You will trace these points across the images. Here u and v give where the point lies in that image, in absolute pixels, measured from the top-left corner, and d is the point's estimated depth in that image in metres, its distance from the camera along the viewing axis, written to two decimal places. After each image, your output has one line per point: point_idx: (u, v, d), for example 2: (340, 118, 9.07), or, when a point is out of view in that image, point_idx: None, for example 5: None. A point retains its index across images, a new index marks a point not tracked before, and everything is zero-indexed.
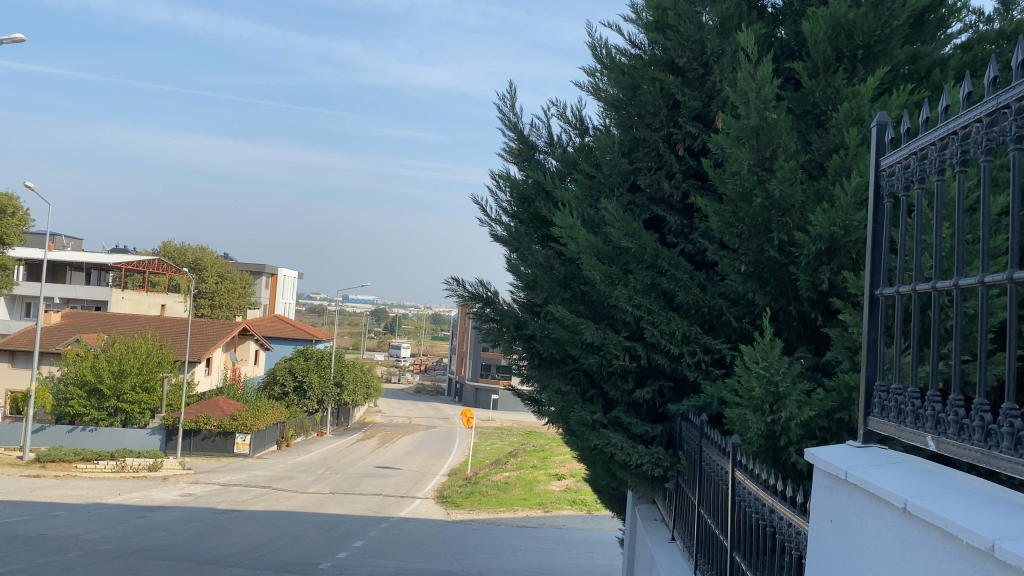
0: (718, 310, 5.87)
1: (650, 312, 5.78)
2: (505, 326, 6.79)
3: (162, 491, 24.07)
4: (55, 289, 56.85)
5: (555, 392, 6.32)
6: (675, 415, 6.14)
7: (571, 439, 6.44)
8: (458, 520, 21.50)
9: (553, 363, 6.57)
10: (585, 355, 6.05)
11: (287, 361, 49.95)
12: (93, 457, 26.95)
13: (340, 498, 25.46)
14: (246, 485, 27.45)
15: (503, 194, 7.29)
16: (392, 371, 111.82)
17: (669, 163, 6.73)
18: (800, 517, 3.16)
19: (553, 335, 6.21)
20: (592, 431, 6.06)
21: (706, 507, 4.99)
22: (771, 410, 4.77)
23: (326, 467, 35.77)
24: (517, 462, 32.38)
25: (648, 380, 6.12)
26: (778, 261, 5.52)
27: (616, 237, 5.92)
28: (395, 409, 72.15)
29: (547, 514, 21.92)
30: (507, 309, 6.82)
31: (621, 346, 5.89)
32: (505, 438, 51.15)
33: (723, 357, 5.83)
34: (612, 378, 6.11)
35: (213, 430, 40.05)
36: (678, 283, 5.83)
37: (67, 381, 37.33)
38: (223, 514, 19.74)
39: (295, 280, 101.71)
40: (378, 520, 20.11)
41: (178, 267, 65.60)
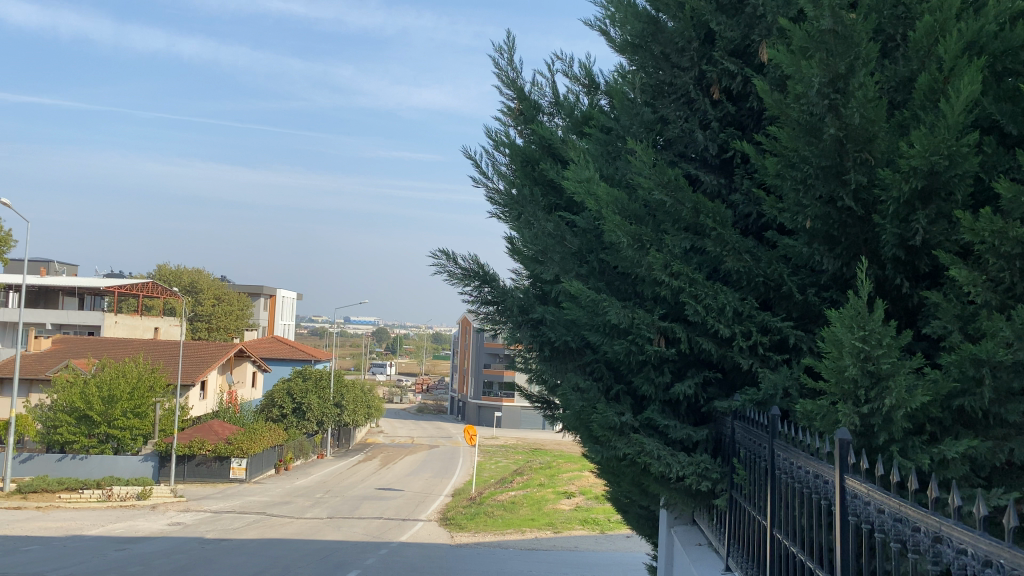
0: (776, 279, 4.65)
1: (692, 282, 4.57)
2: (507, 310, 5.57)
3: (148, 521, 22.70)
4: (48, 314, 55.65)
5: (573, 389, 5.10)
6: (723, 415, 4.94)
7: (591, 448, 5.21)
8: (462, 543, 20.18)
9: (568, 356, 5.38)
10: (608, 341, 4.85)
11: (284, 382, 48.63)
12: (77, 486, 25.60)
13: (337, 523, 24.08)
14: (239, 512, 26.09)
15: (501, 157, 6.09)
16: (394, 391, 110.23)
17: (701, 109, 5.60)
18: (981, 539, 1.97)
19: (568, 318, 5.02)
20: (619, 437, 4.84)
21: (782, 529, 3.76)
22: (866, 399, 3.58)
23: (325, 490, 34.41)
24: (524, 480, 31.02)
25: (688, 372, 4.92)
26: (851, 212, 4.40)
27: (643, 192, 4.75)
28: (398, 429, 70.60)
29: (558, 534, 20.61)
30: (510, 291, 5.62)
31: (655, 327, 4.69)
32: (509, 457, 49.65)
33: (785, 338, 4.65)
34: (642, 370, 4.90)
35: (207, 456, 38.70)
36: (725, 245, 4.65)
37: (55, 408, 36.04)
38: (210, 543, 18.42)
39: (294, 300, 100.56)
40: (377, 546, 18.78)
41: (173, 290, 64.32)
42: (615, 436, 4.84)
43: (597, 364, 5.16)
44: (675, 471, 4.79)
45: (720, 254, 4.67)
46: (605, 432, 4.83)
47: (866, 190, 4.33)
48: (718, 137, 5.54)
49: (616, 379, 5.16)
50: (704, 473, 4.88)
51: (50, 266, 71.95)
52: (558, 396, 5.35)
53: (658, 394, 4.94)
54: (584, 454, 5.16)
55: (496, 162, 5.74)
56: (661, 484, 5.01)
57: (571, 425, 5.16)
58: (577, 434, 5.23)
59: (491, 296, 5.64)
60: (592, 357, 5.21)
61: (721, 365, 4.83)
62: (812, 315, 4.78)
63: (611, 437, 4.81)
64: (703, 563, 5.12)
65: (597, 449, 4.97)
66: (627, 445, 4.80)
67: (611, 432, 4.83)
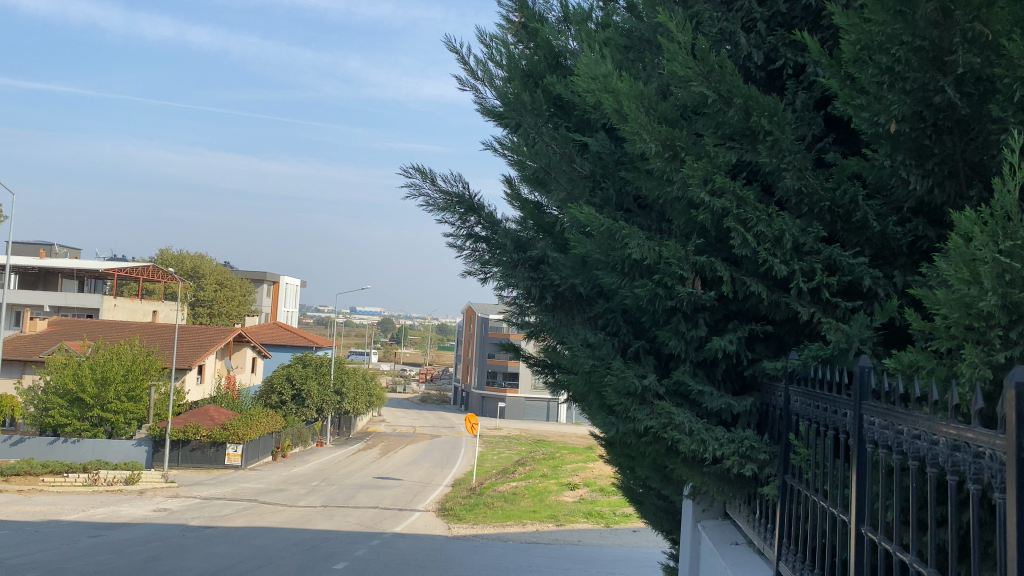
0: (848, 205, 3.58)
1: (740, 202, 3.49)
2: (502, 248, 4.53)
3: (133, 507, 21.74)
4: (46, 296, 54.86)
5: (582, 343, 4.07)
6: (773, 379, 3.87)
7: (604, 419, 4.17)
8: (459, 535, 19.13)
9: (574, 307, 4.36)
10: (626, 284, 3.79)
11: (285, 367, 47.68)
12: (63, 469, 24.68)
13: (331, 512, 23.07)
14: (230, 499, 25.13)
15: (497, 68, 5.00)
16: (398, 382, 109.20)
17: (747, 5, 4.48)
18: None
19: (576, 254, 3.97)
20: (641, 406, 3.83)
21: (876, 533, 2.67)
22: (1005, 347, 2.46)
23: (322, 478, 33.45)
24: (526, 471, 30.00)
25: (730, 324, 3.86)
26: (953, 108, 3.29)
27: (676, 88, 3.66)
28: (400, 418, 69.62)
29: (561, 528, 19.52)
30: (505, 225, 4.58)
31: (689, 264, 3.61)
32: (512, 447, 48.59)
33: (858, 279, 3.58)
34: (670, 322, 3.84)
35: (203, 441, 37.80)
36: (781, 157, 3.58)
37: (48, 390, 35.14)
38: (192, 531, 17.41)
39: (297, 287, 99.86)
40: (369, 537, 17.75)
41: (174, 274, 63.42)
42: (632, 404, 3.81)
43: (612, 315, 4.13)
44: (709, 449, 3.75)
45: (775, 170, 3.61)
46: (619, 399, 3.80)
47: (975, 81, 3.23)
48: (766, 43, 4.49)
49: (635, 335, 4.11)
50: (748, 454, 3.83)
51: (50, 249, 71.16)
52: (562, 355, 4.29)
53: (687, 352, 3.90)
54: (594, 429, 4.11)
55: (491, 68, 4.64)
56: (692, 466, 3.98)
57: (577, 391, 4.14)
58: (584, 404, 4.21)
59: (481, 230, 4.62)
60: (604, 309, 4.18)
61: (772, 315, 3.76)
62: (890, 252, 3.73)
63: (628, 407, 3.79)
64: (742, 565, 4.05)
65: (609, 422, 3.93)
66: (650, 416, 3.80)
67: (626, 398, 3.81)
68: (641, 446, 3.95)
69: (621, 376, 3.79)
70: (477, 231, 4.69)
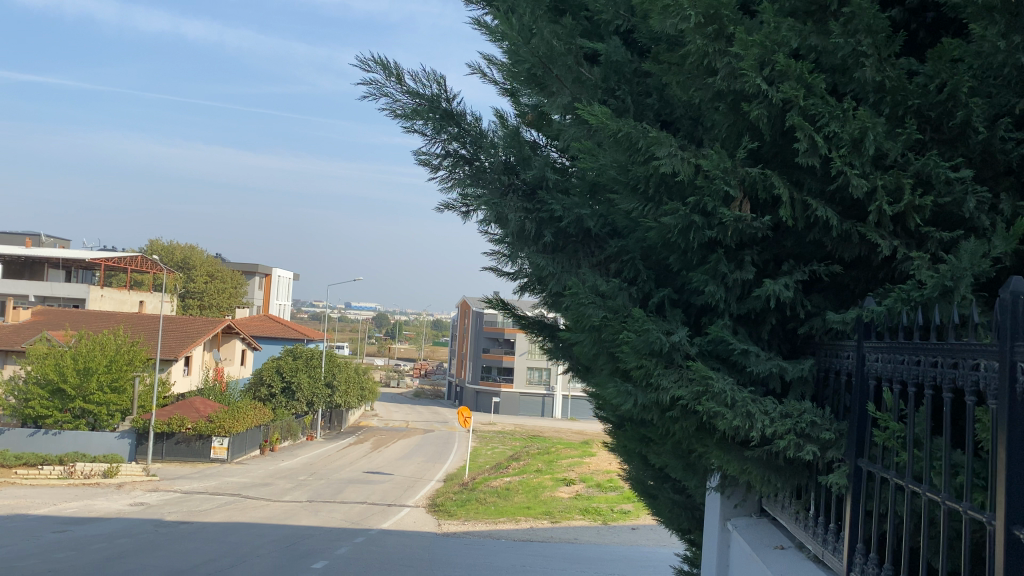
0: (947, 103, 2.68)
1: (808, 92, 2.60)
2: (492, 175, 3.94)
3: (109, 501, 20.81)
4: (32, 286, 53.81)
5: (591, 291, 3.20)
6: (841, 339, 2.98)
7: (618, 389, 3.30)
8: (449, 532, 18.22)
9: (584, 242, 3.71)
10: (649, 210, 2.92)
11: (274, 359, 46.69)
12: (37, 461, 23.73)
13: (316, 507, 22.14)
14: (212, 492, 24.21)
15: None
16: (392, 376, 108.30)
17: None
18: None
19: (584, 172, 3.10)
20: (666, 371, 2.97)
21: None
22: None
23: (310, 472, 32.55)
24: (520, 466, 29.18)
25: (784, 264, 2.99)
26: None
27: None
28: (393, 413, 68.70)
29: (556, 525, 18.64)
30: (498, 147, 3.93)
31: (737, 180, 2.72)
32: (506, 442, 47.73)
33: (961, 202, 2.69)
34: (709, 259, 2.95)
35: (188, 433, 36.84)
36: (861, 38, 2.68)
37: (28, 381, 34.11)
38: (166, 527, 16.48)
39: (290, 280, 98.92)
40: (353, 533, 16.84)
41: (163, 265, 62.39)
42: (653, 368, 2.94)
43: (629, 256, 3.29)
44: (757, 428, 2.88)
45: (850, 59, 2.72)
46: (635, 359, 2.95)
47: None
48: None
49: (656, 281, 3.26)
50: (806, 435, 2.95)
51: (38, 238, 70.10)
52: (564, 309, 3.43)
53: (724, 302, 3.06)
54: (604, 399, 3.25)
55: None
56: (730, 448, 3.14)
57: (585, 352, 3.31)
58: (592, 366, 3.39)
59: (462, 151, 3.97)
60: (619, 247, 3.35)
61: (840, 253, 2.90)
62: (993, 170, 2.83)
63: (650, 371, 2.93)
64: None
65: (624, 391, 3.06)
66: (679, 384, 2.94)
67: (649, 358, 2.94)
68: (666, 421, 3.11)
69: (642, 329, 2.93)
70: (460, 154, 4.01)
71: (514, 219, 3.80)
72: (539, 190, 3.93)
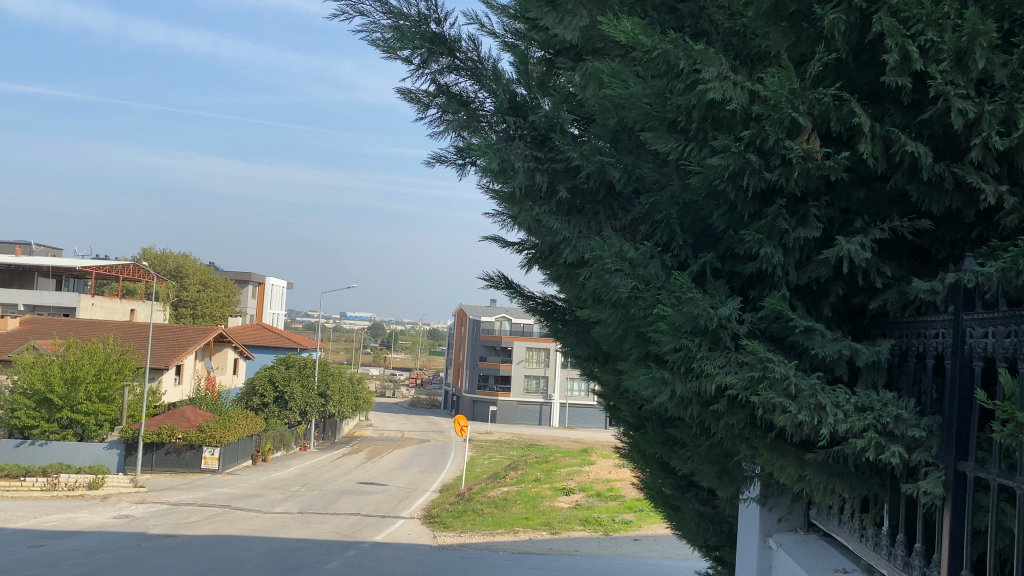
0: None
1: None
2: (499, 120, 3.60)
3: (92, 513, 20.09)
4: (21, 295, 53.06)
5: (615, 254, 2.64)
6: (931, 316, 2.41)
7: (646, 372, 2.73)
8: (445, 545, 17.55)
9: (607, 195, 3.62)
10: (693, 150, 2.41)
11: (267, 368, 45.95)
12: (20, 473, 23.00)
13: (307, 519, 21.46)
14: (200, 504, 23.49)
15: None
16: (388, 386, 107.67)
17: None
18: None
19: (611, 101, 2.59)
20: (711, 353, 2.40)
21: None
22: None
23: (302, 483, 31.85)
24: (518, 475, 28.53)
25: (858, 218, 2.42)
26: None
27: None
28: (388, 422, 67.95)
29: (556, 536, 17.97)
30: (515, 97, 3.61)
31: (809, 108, 2.15)
32: (503, 451, 47.03)
33: None
34: (768, 214, 2.38)
35: (178, 443, 36.10)
36: None
37: (14, 391, 33.30)
38: (148, 540, 15.79)
39: (285, 288, 98.31)
40: (345, 547, 16.13)
41: (155, 273, 61.66)
42: (694, 349, 2.38)
43: (660, 214, 2.77)
44: (827, 426, 2.30)
45: None
46: (671, 338, 2.40)
47: None
48: None
49: (693, 242, 2.74)
50: (889, 431, 2.38)
51: (28, 246, 69.34)
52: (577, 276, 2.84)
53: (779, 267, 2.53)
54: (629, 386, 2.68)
55: None
56: (784, 446, 2.60)
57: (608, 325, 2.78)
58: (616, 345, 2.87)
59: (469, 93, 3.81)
60: (648, 204, 2.84)
61: (929, 206, 2.35)
62: None
63: (688, 350, 2.37)
64: None
65: (658, 380, 2.51)
66: (728, 370, 2.37)
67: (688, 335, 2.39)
68: (706, 416, 2.57)
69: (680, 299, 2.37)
70: (461, 92, 3.83)
71: (523, 170, 3.51)
72: (547, 140, 3.61)
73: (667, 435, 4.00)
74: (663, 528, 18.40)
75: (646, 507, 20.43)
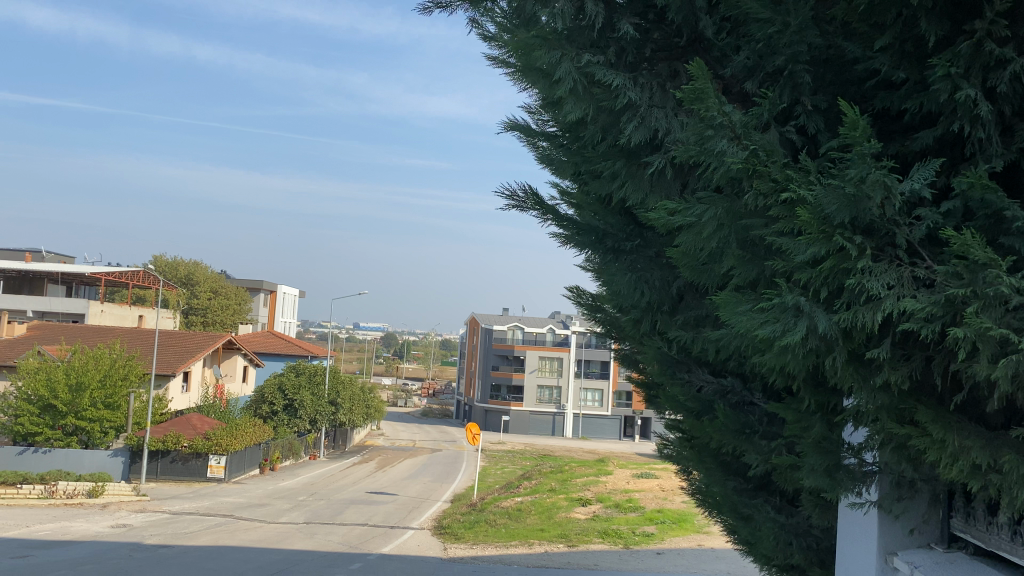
0: None
1: None
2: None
3: (88, 522, 19.29)
4: (30, 301, 52.61)
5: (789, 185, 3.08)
6: None
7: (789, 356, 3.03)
8: (456, 557, 16.64)
9: (688, 44, 4.57)
10: None
11: (277, 376, 45.19)
12: (17, 480, 22.25)
13: (313, 529, 20.59)
14: (201, 513, 22.64)
15: None
16: (399, 396, 106.34)
17: None
18: None
19: None
20: (879, 268, 2.78)
21: None
22: None
23: (310, 493, 30.95)
24: (532, 485, 27.54)
25: None
26: None
27: None
28: (400, 432, 66.95)
29: (573, 549, 16.96)
30: None
31: None
32: (516, 461, 45.86)
33: None
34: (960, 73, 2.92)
35: (184, 451, 35.28)
36: None
37: (18, 397, 32.66)
38: (143, 550, 15.01)
39: (297, 297, 97.70)
40: (350, 559, 15.21)
41: (164, 280, 61.00)
42: (846, 253, 2.78)
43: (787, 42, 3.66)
44: None
45: None
46: (817, 243, 2.85)
47: None
48: None
49: (834, 95, 3.82)
50: None
51: (39, 254, 68.96)
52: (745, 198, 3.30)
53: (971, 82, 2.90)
54: (772, 330, 2.94)
55: None
56: (977, 427, 2.80)
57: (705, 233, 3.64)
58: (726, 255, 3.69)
59: None
60: (780, 57, 3.73)
61: None
62: None
63: (825, 251, 2.81)
64: None
65: (814, 318, 2.86)
66: (915, 303, 2.63)
67: (821, 232, 2.83)
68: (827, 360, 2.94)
69: (822, 190, 2.79)
70: None
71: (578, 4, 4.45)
72: None
73: (742, 425, 4.30)
74: (686, 541, 17.34)
75: (668, 520, 19.38)
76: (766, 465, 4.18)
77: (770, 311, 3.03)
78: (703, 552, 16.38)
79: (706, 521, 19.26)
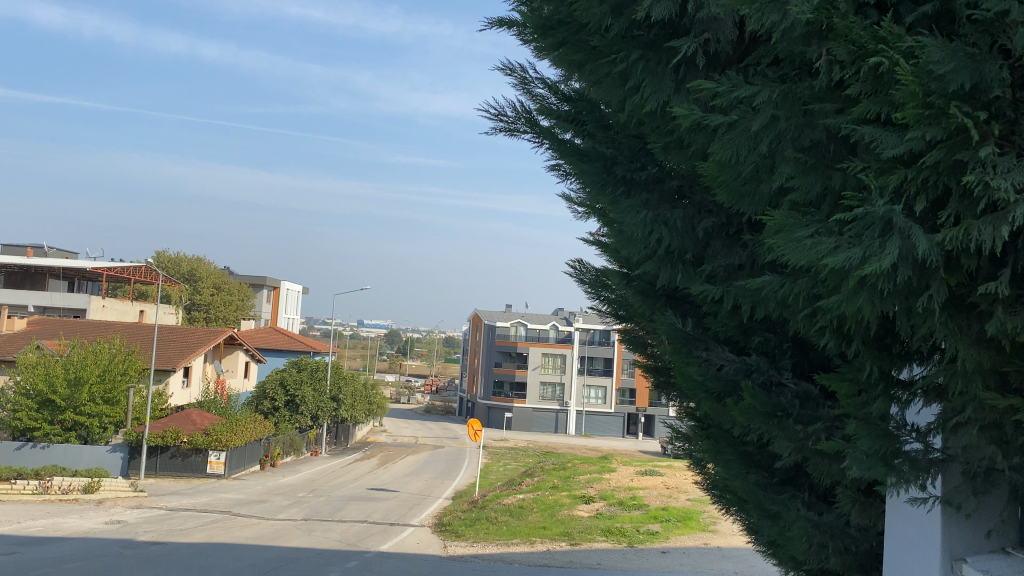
0: None
1: None
2: None
3: (81, 518, 18.91)
4: (31, 296, 52.39)
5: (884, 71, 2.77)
6: None
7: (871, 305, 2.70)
8: (456, 555, 16.20)
9: None
10: None
11: (278, 371, 44.80)
12: (11, 476, 21.90)
13: (311, 526, 20.17)
14: (198, 510, 22.26)
15: None
16: (403, 392, 106.07)
17: None
18: None
19: None
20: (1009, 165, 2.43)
21: None
22: None
23: (310, 489, 30.59)
24: (535, 482, 27.13)
25: None
26: None
27: None
28: (402, 429, 66.62)
29: (576, 548, 16.50)
30: None
31: None
32: (519, 459, 45.43)
33: None
34: None
35: (183, 447, 34.88)
36: None
37: (16, 392, 32.33)
38: (133, 548, 14.59)
39: (300, 293, 97.52)
40: (346, 557, 14.78)
41: (166, 275, 60.70)
42: (970, 135, 2.47)
43: None
44: None
45: None
46: (921, 128, 2.54)
47: None
48: None
49: None
50: None
51: (41, 249, 68.79)
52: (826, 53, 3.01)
53: None
54: (859, 262, 2.60)
55: None
56: None
57: (756, 130, 3.38)
58: (781, 159, 3.42)
59: None
60: None
61: None
62: None
63: (936, 133, 2.49)
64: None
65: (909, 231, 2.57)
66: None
67: (926, 108, 2.50)
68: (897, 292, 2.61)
69: (930, 53, 2.49)
70: None
71: None
72: None
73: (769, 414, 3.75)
74: (692, 540, 16.87)
75: (673, 518, 18.91)
76: (795, 456, 3.76)
77: (849, 236, 2.75)
78: (709, 551, 15.92)
79: (712, 519, 18.79)
